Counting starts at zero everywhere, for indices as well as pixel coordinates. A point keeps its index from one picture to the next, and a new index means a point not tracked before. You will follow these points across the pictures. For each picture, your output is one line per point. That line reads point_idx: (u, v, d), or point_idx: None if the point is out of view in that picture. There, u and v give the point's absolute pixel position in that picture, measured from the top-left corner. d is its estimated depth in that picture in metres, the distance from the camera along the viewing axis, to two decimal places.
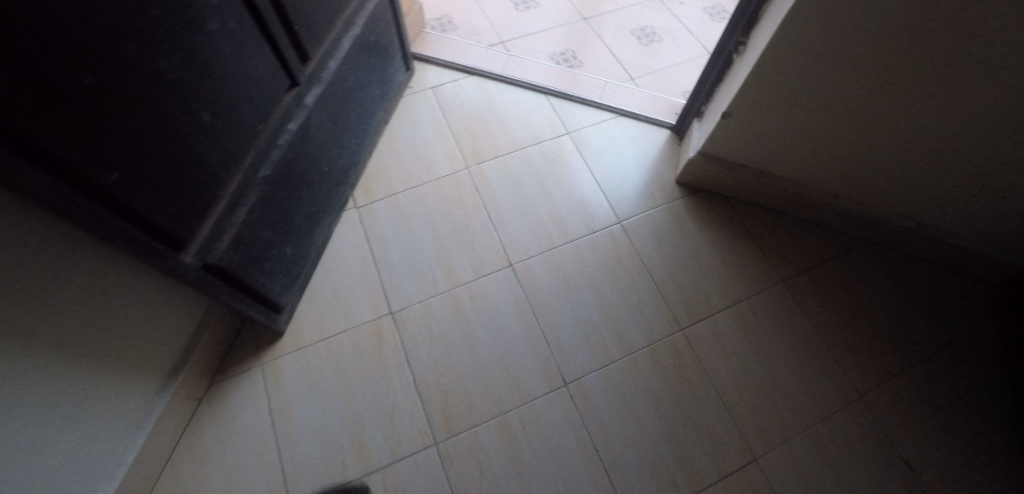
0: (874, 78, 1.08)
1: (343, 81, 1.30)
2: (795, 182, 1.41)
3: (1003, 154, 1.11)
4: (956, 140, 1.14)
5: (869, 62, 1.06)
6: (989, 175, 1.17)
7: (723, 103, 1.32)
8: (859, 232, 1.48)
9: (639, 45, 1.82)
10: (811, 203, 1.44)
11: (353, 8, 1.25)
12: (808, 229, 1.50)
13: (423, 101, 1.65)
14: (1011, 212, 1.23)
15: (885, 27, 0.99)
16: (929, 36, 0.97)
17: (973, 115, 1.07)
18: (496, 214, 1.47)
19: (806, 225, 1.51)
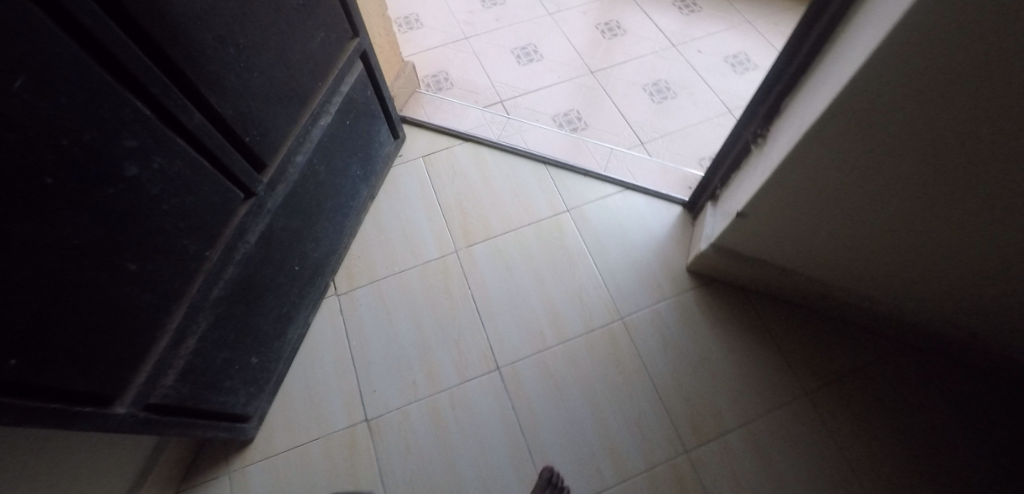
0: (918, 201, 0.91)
1: (316, 173, 1.19)
2: (822, 281, 1.24)
3: None
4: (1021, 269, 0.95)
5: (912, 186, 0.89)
6: None
7: (740, 199, 1.16)
8: (895, 335, 1.30)
9: (651, 103, 1.66)
10: (839, 302, 1.28)
11: (323, 97, 1.13)
12: (834, 327, 1.34)
13: (413, 172, 1.54)
14: None
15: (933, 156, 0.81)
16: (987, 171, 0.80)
17: None
18: (484, 305, 1.35)
19: (833, 322, 1.35)
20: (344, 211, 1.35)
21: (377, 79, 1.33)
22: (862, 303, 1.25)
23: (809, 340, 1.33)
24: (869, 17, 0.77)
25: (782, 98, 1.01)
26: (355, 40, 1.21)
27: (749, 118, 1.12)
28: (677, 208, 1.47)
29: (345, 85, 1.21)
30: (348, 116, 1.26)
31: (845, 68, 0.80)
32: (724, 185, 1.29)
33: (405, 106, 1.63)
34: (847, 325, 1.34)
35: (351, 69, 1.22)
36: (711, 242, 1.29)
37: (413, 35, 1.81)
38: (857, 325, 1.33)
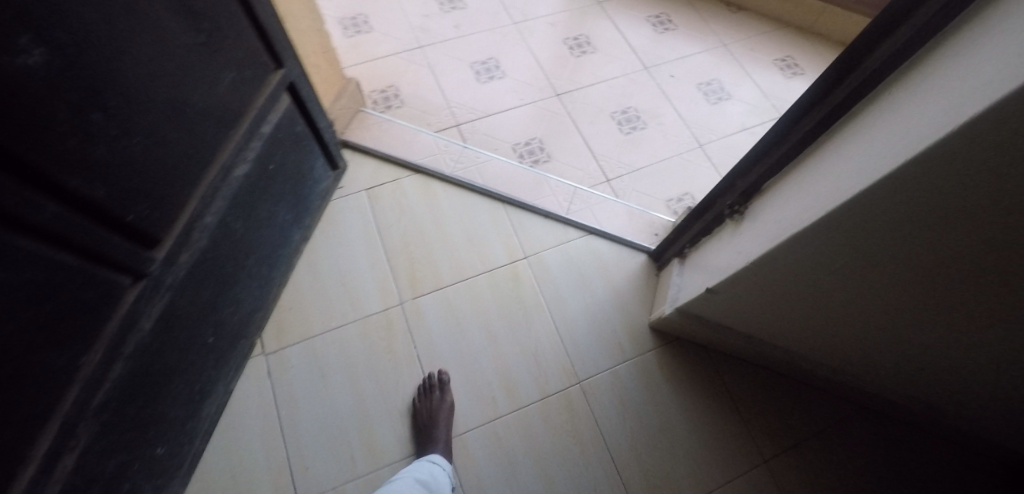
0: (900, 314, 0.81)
1: (232, 231, 1.02)
2: (787, 352, 1.18)
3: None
4: (1001, 384, 0.88)
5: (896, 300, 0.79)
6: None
7: (710, 273, 1.06)
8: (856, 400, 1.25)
9: (619, 134, 1.54)
10: (803, 370, 1.23)
11: (237, 145, 0.95)
12: (798, 393, 1.29)
13: (354, 207, 1.37)
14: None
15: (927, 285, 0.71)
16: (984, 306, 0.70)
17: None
18: (431, 366, 1.24)
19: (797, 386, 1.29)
20: (270, 262, 1.18)
21: (308, 111, 1.15)
22: (825, 374, 1.20)
23: (771, 406, 1.27)
24: (872, 125, 0.66)
25: (765, 177, 0.90)
26: (280, 72, 1.01)
27: (727, 187, 1.01)
28: (642, 257, 1.36)
29: (268, 125, 1.02)
30: (273, 159, 1.07)
31: (840, 176, 0.70)
32: (695, 247, 1.18)
33: (348, 128, 1.44)
34: (811, 390, 1.29)
35: (275, 105, 1.03)
36: (675, 306, 1.19)
37: (360, 40, 1.62)
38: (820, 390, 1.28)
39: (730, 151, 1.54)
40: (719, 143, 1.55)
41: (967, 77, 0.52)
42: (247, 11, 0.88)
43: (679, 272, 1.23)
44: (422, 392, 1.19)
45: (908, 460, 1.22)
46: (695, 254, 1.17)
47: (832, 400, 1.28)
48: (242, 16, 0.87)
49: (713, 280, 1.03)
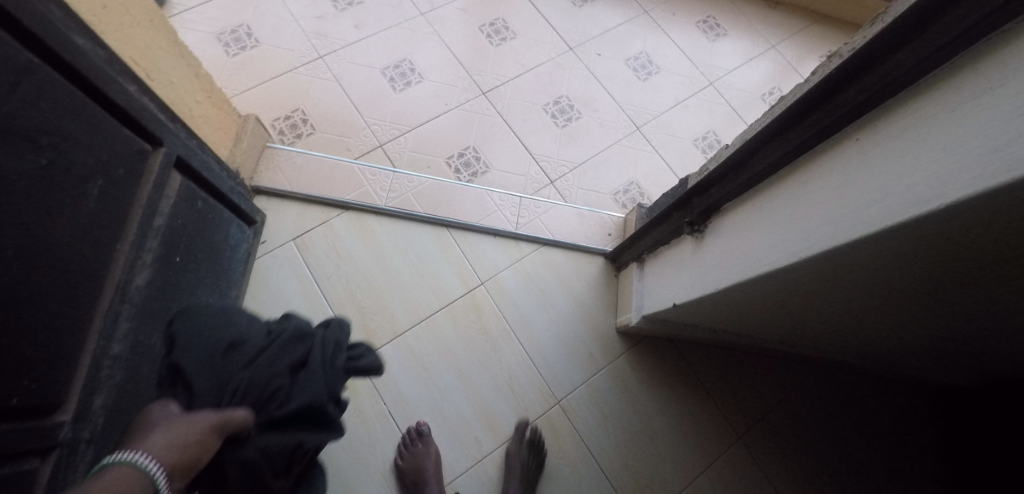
0: (875, 306, 0.80)
1: (148, 346, 0.87)
2: (757, 340, 1.18)
3: (994, 351, 0.94)
4: (956, 343, 0.92)
5: (870, 299, 0.77)
6: (971, 356, 0.99)
7: (670, 285, 1.04)
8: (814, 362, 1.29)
9: (555, 128, 1.46)
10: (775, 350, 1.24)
11: (130, 257, 0.80)
12: (772, 366, 1.30)
13: (285, 261, 1.24)
14: (979, 370, 1.07)
15: (907, 290, 0.70)
16: (959, 297, 0.70)
17: (978, 333, 0.85)
18: (406, 420, 1.16)
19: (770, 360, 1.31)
20: None
21: (206, 179, 0.98)
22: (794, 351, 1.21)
23: (749, 385, 1.28)
24: (842, 167, 0.63)
25: (725, 198, 0.87)
26: (161, 150, 0.84)
27: (684, 201, 0.97)
28: (599, 260, 1.33)
29: (160, 217, 0.86)
30: (178, 249, 0.92)
31: (810, 218, 0.67)
32: (654, 253, 1.15)
33: (258, 171, 1.27)
34: (784, 361, 1.31)
35: (166, 189, 0.87)
36: (641, 313, 1.17)
37: (247, 58, 1.40)
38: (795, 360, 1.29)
39: (666, 129, 1.53)
40: (654, 122, 1.53)
41: (949, 143, 0.49)
42: (99, 99, 0.70)
43: (639, 278, 1.20)
44: (404, 448, 1.12)
45: (875, 410, 1.28)
46: (653, 261, 1.14)
47: (803, 368, 1.31)
48: (95, 108, 0.69)
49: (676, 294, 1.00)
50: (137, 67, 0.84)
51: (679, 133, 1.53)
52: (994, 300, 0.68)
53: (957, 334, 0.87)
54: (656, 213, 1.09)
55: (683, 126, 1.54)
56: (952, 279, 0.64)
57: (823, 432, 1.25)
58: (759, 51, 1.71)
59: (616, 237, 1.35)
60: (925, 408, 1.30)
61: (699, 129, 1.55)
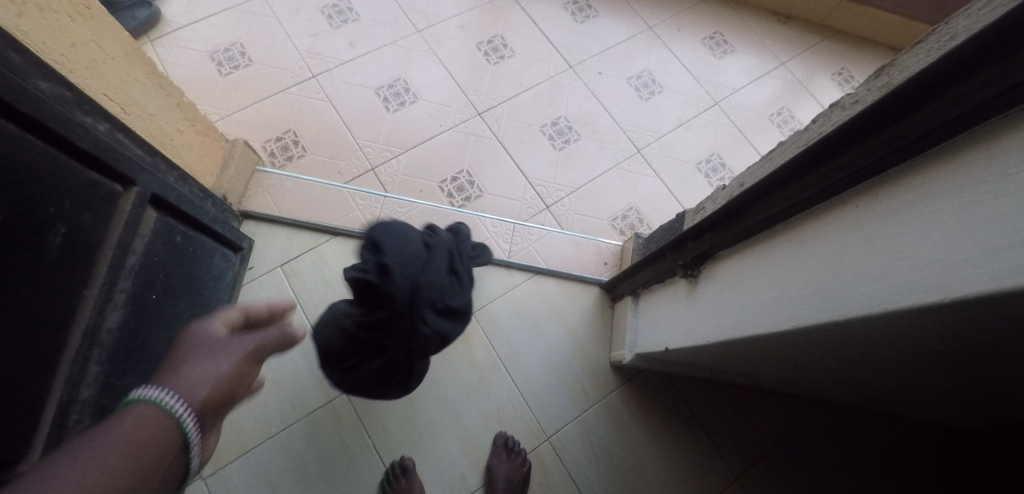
0: (875, 369, 0.75)
1: (120, 386, 0.84)
2: (758, 380, 1.12)
3: (1009, 407, 0.87)
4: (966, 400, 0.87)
5: (869, 363, 0.72)
6: (986, 410, 0.93)
7: (662, 328, 1.00)
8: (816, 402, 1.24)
9: (552, 151, 1.42)
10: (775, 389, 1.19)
11: (98, 301, 0.76)
12: (772, 402, 1.25)
13: (272, 288, 1.21)
14: (991, 420, 1.01)
15: (909, 357, 0.65)
16: (968, 368, 0.65)
17: (991, 394, 0.79)
18: (390, 454, 1.13)
19: (771, 396, 1.26)
20: None
21: (187, 214, 0.96)
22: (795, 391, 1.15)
23: (747, 424, 1.23)
24: (838, 237, 0.56)
25: (718, 246, 0.82)
26: (135, 190, 0.81)
27: (681, 242, 0.92)
28: (594, 289, 1.29)
29: (135, 255, 0.83)
30: (154, 286, 0.88)
31: (802, 287, 0.60)
32: (648, 291, 1.11)
33: (246, 196, 1.27)
34: (786, 398, 1.25)
35: (141, 227, 0.84)
36: (635, 351, 1.13)
37: (239, 77, 1.39)
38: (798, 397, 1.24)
39: (668, 151, 1.48)
40: (656, 145, 1.49)
41: (955, 234, 0.42)
42: (60, 144, 0.68)
43: (633, 314, 1.17)
44: (386, 482, 1.08)
45: (882, 453, 1.22)
46: (648, 298, 1.10)
47: (806, 406, 1.25)
48: (54, 153, 0.67)
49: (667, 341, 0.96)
50: (110, 102, 0.81)
51: (681, 156, 1.48)
52: (1006, 370, 0.63)
53: (967, 393, 0.81)
54: (652, 252, 1.04)
55: (685, 149, 1.50)
56: (953, 354, 0.60)
57: (824, 475, 1.20)
58: (767, 69, 1.65)
59: (612, 266, 1.31)
60: (936, 450, 1.23)
61: (704, 151, 1.50)
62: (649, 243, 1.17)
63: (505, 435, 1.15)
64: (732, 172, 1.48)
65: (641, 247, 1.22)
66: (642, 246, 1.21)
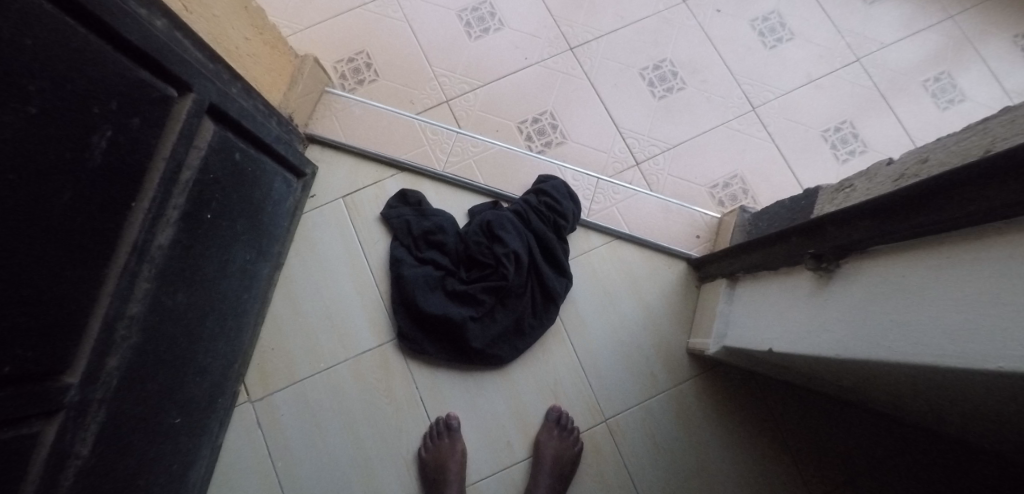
0: None
1: (172, 306, 0.80)
2: (870, 402, 0.94)
3: None
4: None
5: None
6: None
7: (768, 326, 0.85)
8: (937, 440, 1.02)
9: (651, 100, 1.25)
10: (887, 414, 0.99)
11: (148, 217, 0.69)
12: (882, 425, 1.05)
13: (331, 220, 1.15)
14: None
15: None
16: None
17: None
18: (437, 409, 1.07)
19: (882, 419, 1.05)
20: (238, 311, 0.99)
21: (248, 130, 0.88)
22: (915, 422, 0.95)
23: (840, 445, 1.06)
24: None
25: (871, 239, 0.64)
26: (191, 97, 0.72)
27: (812, 227, 0.75)
28: (679, 264, 1.14)
29: (189, 170, 0.75)
30: (209, 206, 0.81)
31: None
32: (751, 277, 0.95)
33: (313, 118, 1.19)
34: (907, 427, 1.03)
35: (197, 140, 0.76)
36: (722, 343, 1.00)
37: None
38: (924, 431, 1.01)
39: (788, 113, 1.28)
40: (776, 104, 1.28)
41: None
42: (107, 35, 0.59)
43: (726, 302, 1.02)
44: (429, 440, 1.04)
45: None
46: (748, 287, 0.96)
47: (927, 441, 1.03)
48: (100, 45, 0.58)
49: (776, 343, 0.81)
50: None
51: (802, 121, 1.27)
52: None
53: None
54: (768, 236, 0.88)
55: (809, 113, 1.28)
56: None
57: None
58: (929, 22, 1.35)
59: (705, 241, 1.15)
60: None
61: (832, 118, 1.28)
62: (756, 231, 1.01)
63: (559, 411, 1.06)
64: (863, 144, 1.26)
65: (746, 231, 1.06)
66: (748, 231, 1.04)
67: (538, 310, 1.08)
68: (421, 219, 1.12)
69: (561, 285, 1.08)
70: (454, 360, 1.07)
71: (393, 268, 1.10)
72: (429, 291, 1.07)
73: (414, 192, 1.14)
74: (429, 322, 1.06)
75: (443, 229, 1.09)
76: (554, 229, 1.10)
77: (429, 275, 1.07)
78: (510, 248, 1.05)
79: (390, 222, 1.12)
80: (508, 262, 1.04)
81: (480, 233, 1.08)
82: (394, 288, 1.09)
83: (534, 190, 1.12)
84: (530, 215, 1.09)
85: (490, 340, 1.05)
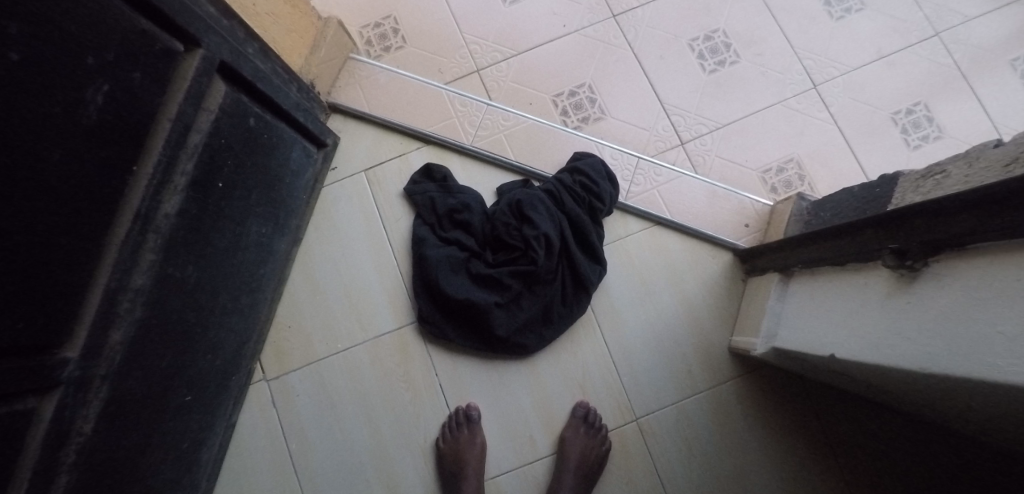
0: None
1: (180, 280, 0.75)
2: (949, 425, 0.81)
3: None
4: None
5: None
6: None
7: (834, 328, 0.76)
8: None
9: (700, 74, 1.14)
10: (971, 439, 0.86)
11: (152, 184, 0.63)
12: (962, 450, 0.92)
13: (353, 194, 1.09)
14: None
15: None
16: None
17: None
18: (456, 397, 1.01)
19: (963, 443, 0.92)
20: (252, 287, 0.95)
21: (264, 94, 0.82)
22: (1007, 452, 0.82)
23: (906, 466, 0.94)
24: None
25: (974, 234, 0.54)
26: (199, 54, 0.66)
27: (895, 218, 0.65)
28: (725, 255, 1.05)
29: (199, 133, 0.69)
30: (221, 174, 0.76)
31: None
32: (809, 275, 0.86)
33: (336, 86, 1.12)
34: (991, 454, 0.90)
35: (207, 102, 0.70)
36: (772, 344, 0.91)
37: None
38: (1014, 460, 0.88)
39: (853, 92, 1.15)
40: (841, 82, 1.16)
41: None
42: None
43: (777, 299, 0.92)
44: (447, 430, 0.98)
45: None
46: (805, 285, 0.86)
47: None
48: None
49: (852, 346, 0.72)
50: None
51: (869, 102, 1.15)
52: None
53: None
54: (834, 228, 0.78)
55: (877, 93, 1.15)
56: None
57: None
58: None
59: (754, 231, 1.05)
60: None
61: (905, 98, 1.15)
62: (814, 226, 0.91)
63: (586, 407, 0.99)
64: (938, 129, 1.13)
65: (804, 222, 0.95)
66: (807, 222, 0.94)
67: (568, 299, 1.00)
68: (446, 196, 1.04)
69: (594, 272, 1.01)
70: (477, 347, 1.00)
71: (415, 248, 1.04)
72: (453, 273, 1.00)
73: (439, 167, 1.07)
74: (452, 306, 1.00)
75: (469, 207, 1.02)
76: (588, 211, 1.02)
77: (452, 256, 1.01)
78: (541, 230, 0.97)
79: (414, 198, 1.06)
80: (538, 246, 0.97)
81: (509, 213, 1.00)
82: (416, 269, 1.03)
83: (569, 168, 1.04)
84: (564, 195, 1.01)
85: (516, 328, 0.99)
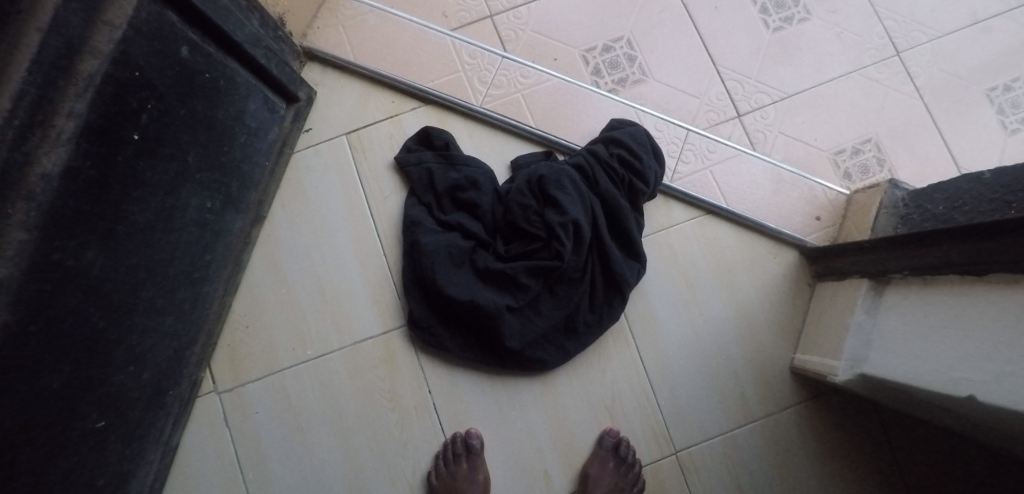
0: None
1: (76, 267, 0.53)
2: None
3: None
4: None
5: None
6: None
7: (971, 361, 0.55)
8: None
9: (762, 32, 0.94)
10: None
11: (11, 123, 0.43)
12: None
13: (331, 163, 0.87)
14: None
15: None
16: None
17: None
18: (454, 421, 0.81)
19: None
20: (195, 276, 0.73)
21: (203, 15, 0.60)
22: None
23: None
24: None
25: None
26: None
27: None
28: (789, 255, 0.86)
29: (94, 56, 0.48)
30: (136, 122, 0.55)
31: None
32: (922, 285, 0.64)
33: (314, 28, 0.90)
34: None
35: (107, 12, 0.49)
36: (859, 370, 0.71)
37: None
38: None
39: (942, 62, 0.93)
40: (929, 49, 0.94)
41: None
42: None
43: (866, 313, 0.72)
44: (442, 463, 0.78)
45: None
46: (912, 298, 0.65)
47: None
48: None
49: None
50: None
51: (960, 74, 0.92)
52: None
53: None
54: (972, 225, 0.56)
55: (971, 64, 0.93)
56: None
57: None
58: None
59: (827, 225, 0.86)
60: None
61: (999, 71, 0.92)
62: (916, 227, 0.72)
63: (616, 436, 0.80)
64: None
65: (901, 217, 0.76)
66: (904, 219, 0.75)
67: (597, 303, 0.80)
68: (447, 170, 0.83)
69: (631, 270, 0.80)
70: (482, 361, 0.80)
71: (407, 233, 0.83)
72: (453, 266, 0.80)
73: (439, 132, 0.85)
74: (451, 307, 0.80)
75: (476, 184, 0.81)
76: (627, 194, 0.82)
77: (454, 246, 0.80)
78: (569, 216, 0.77)
79: (407, 170, 0.85)
80: (564, 235, 0.77)
81: (528, 193, 0.79)
82: (408, 261, 0.82)
83: (604, 139, 0.83)
84: (597, 171, 0.81)
85: (532, 338, 0.79)
